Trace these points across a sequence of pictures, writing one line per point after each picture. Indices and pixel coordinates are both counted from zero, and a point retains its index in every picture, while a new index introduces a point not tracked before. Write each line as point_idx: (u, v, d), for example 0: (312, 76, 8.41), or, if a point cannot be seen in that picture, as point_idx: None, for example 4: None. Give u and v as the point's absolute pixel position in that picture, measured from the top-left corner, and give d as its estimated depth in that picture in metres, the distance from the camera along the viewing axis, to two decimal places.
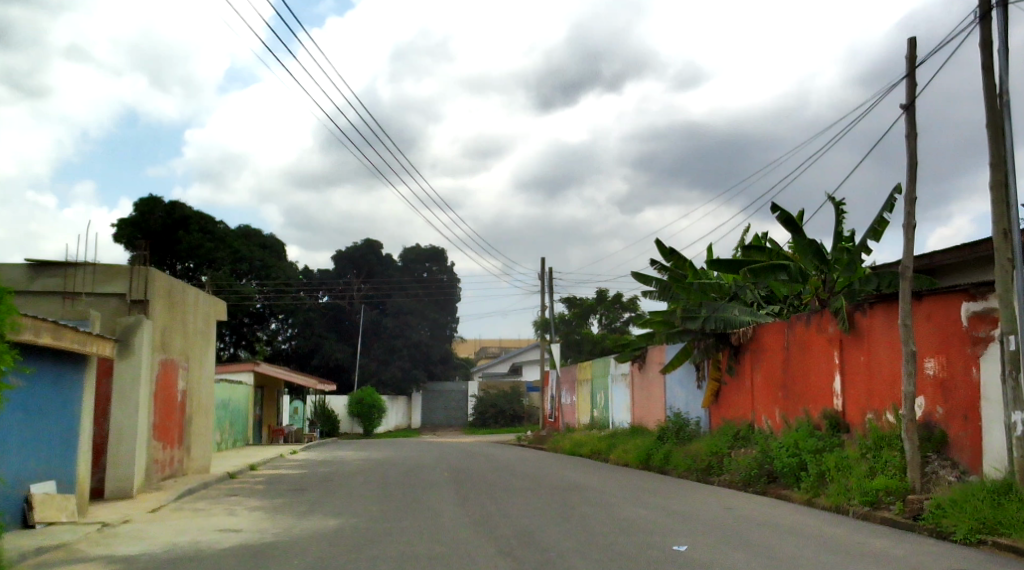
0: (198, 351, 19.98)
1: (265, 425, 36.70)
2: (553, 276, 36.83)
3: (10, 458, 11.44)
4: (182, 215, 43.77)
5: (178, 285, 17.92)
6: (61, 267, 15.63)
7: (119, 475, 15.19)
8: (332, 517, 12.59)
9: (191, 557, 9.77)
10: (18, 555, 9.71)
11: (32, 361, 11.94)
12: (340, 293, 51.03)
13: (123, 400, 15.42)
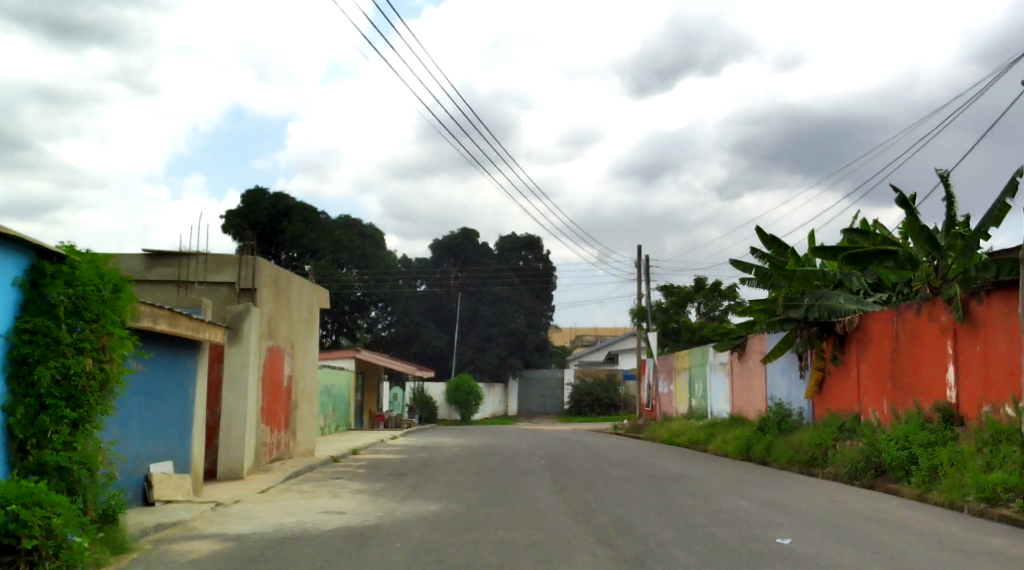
0: (302, 339, 20.55)
1: (366, 411, 37.55)
2: (650, 263, 36.52)
3: (132, 439, 12.00)
4: (285, 207, 45.02)
5: (284, 274, 18.49)
6: (176, 256, 16.28)
7: (230, 457, 15.78)
8: (433, 501, 12.82)
9: (299, 538, 10.09)
10: (140, 531, 10.20)
11: (151, 347, 12.51)
12: (437, 282, 52.46)
13: (234, 385, 16.02)
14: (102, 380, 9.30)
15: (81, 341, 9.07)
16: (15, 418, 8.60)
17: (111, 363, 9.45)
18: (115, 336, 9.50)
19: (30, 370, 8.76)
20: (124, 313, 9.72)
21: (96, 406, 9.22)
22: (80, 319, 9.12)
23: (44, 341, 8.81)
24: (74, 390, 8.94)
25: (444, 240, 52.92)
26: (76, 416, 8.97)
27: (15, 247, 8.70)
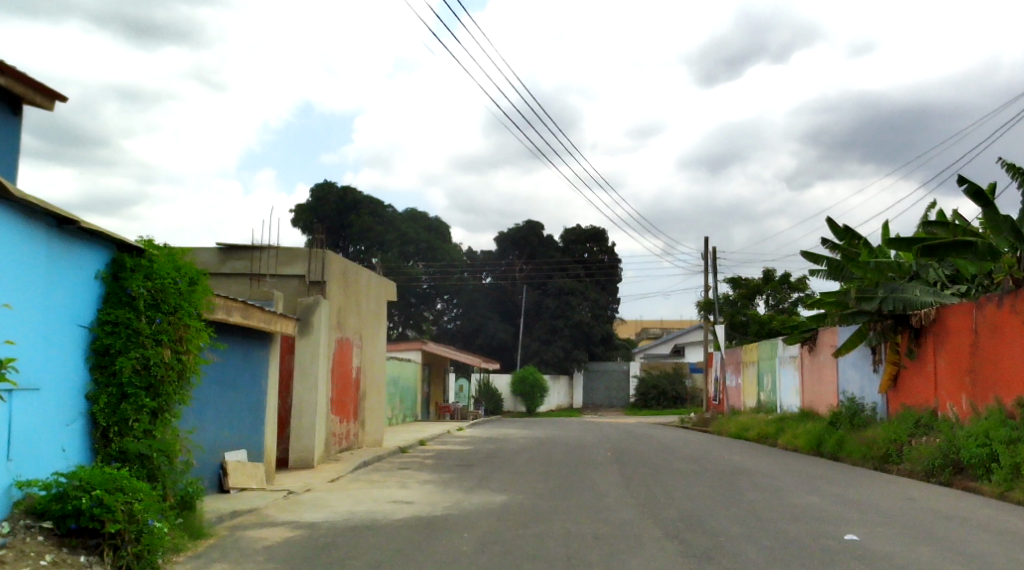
0: (370, 330, 20.80)
1: (433, 402, 37.90)
2: (717, 254, 36.06)
3: (208, 427, 12.32)
4: (353, 200, 45.95)
5: (352, 267, 18.77)
6: (248, 250, 16.56)
7: (301, 446, 16.08)
8: (500, 492, 12.88)
9: (368, 527, 10.23)
10: (216, 517, 10.47)
11: (225, 338, 12.80)
12: (502, 274, 51.86)
13: (304, 375, 16.34)
14: (179, 370, 9.55)
15: (160, 332, 9.31)
16: (98, 406, 8.91)
17: (187, 354, 9.70)
18: (191, 328, 9.74)
19: (112, 360, 9.04)
20: (200, 305, 9.97)
21: (173, 396, 9.47)
22: (158, 311, 9.36)
23: (125, 332, 9.08)
24: (154, 379, 9.19)
25: (509, 233, 52.31)
26: (156, 405, 9.23)
27: (96, 242, 9.00)
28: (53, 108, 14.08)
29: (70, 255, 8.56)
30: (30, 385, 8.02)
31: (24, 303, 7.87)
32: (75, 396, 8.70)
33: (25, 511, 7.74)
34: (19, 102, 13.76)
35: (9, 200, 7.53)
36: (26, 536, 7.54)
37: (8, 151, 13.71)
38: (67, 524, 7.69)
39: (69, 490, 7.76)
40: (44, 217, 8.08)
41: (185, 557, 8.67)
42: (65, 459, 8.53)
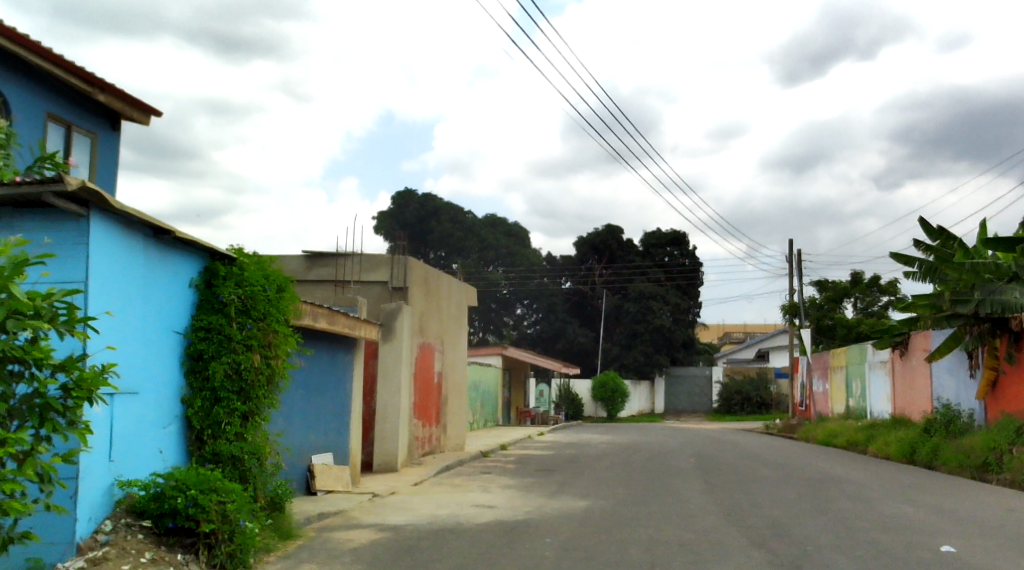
0: (451, 335, 21.02)
1: (513, 407, 37.99)
2: (802, 256, 35.32)
3: (297, 430, 12.62)
4: (433, 207, 47.89)
5: (434, 273, 18.98)
6: (333, 257, 16.83)
7: (385, 449, 16.32)
8: (582, 498, 12.84)
9: (452, 530, 10.33)
10: (304, 518, 10.70)
11: (312, 344, 13.06)
12: (582, 278, 50.95)
13: (387, 378, 16.54)
14: (269, 374, 9.79)
15: (250, 338, 9.53)
16: (193, 410, 9.24)
17: (276, 359, 9.93)
18: (279, 333, 9.97)
19: (205, 365, 9.33)
20: (287, 312, 10.21)
21: (263, 400, 9.70)
22: (249, 317, 9.59)
23: (217, 338, 9.35)
24: (245, 384, 9.42)
25: (589, 237, 50.87)
26: (246, 408, 9.48)
27: (190, 251, 9.32)
28: (149, 122, 14.68)
29: (166, 264, 8.88)
30: (131, 388, 8.34)
31: (125, 310, 8.19)
32: (171, 400, 9.02)
33: (126, 509, 8.03)
34: (118, 117, 14.35)
35: (109, 211, 7.85)
36: (127, 533, 7.83)
37: (109, 164, 14.29)
38: (165, 523, 7.97)
39: (165, 490, 8.04)
40: (141, 228, 8.40)
41: (274, 557, 8.89)
42: (163, 461, 8.85)
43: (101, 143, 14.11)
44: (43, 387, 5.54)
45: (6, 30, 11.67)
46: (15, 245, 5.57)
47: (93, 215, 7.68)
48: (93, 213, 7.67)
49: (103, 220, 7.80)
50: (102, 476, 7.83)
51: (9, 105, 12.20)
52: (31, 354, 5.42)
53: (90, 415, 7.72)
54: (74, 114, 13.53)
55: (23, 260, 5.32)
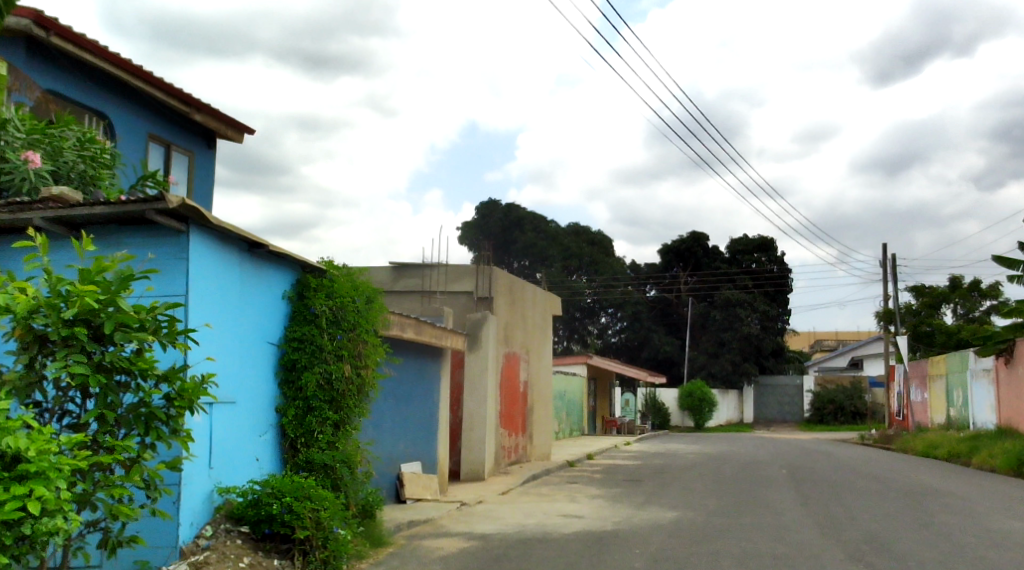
0: (537, 345, 21.08)
1: (599, 416, 37.80)
2: (896, 261, 34.24)
3: (386, 439, 12.83)
4: (517, 217, 48.78)
5: (518, 282, 19.05)
6: (420, 268, 17.11)
7: (472, 458, 16.46)
8: (672, 508, 12.70)
9: (540, 539, 10.33)
10: (394, 526, 10.84)
11: (401, 353, 13.24)
12: (667, 286, 50.28)
13: (473, 388, 16.59)
14: (360, 384, 9.96)
15: (340, 348, 9.74)
16: (287, 419, 9.49)
17: (366, 369, 10.09)
18: (369, 344, 10.15)
19: (299, 375, 9.57)
20: (376, 323, 10.37)
21: (354, 409, 9.87)
22: (339, 328, 9.80)
23: (309, 348, 9.56)
24: (336, 393, 9.62)
25: (673, 244, 50.32)
26: (338, 417, 9.66)
27: (282, 264, 9.57)
28: (243, 139, 15.15)
29: (261, 276, 9.15)
30: (229, 398, 8.60)
31: (222, 322, 8.45)
32: (266, 409, 9.28)
33: (226, 515, 8.29)
34: (214, 136, 14.86)
35: (207, 226, 8.12)
36: (226, 538, 8.09)
37: (206, 181, 14.78)
38: (262, 529, 8.20)
39: (262, 497, 8.25)
40: (237, 242, 8.67)
41: (367, 564, 9.01)
42: (259, 468, 9.10)
43: (199, 160, 14.62)
44: (148, 397, 5.75)
45: (109, 55, 12.24)
46: (120, 261, 5.80)
47: (192, 230, 7.96)
48: (192, 229, 7.95)
49: (201, 236, 8.07)
50: (203, 483, 8.09)
51: (111, 126, 12.76)
52: (137, 365, 5.63)
53: (191, 424, 7.99)
54: (174, 134, 14.07)
55: (129, 274, 5.58)
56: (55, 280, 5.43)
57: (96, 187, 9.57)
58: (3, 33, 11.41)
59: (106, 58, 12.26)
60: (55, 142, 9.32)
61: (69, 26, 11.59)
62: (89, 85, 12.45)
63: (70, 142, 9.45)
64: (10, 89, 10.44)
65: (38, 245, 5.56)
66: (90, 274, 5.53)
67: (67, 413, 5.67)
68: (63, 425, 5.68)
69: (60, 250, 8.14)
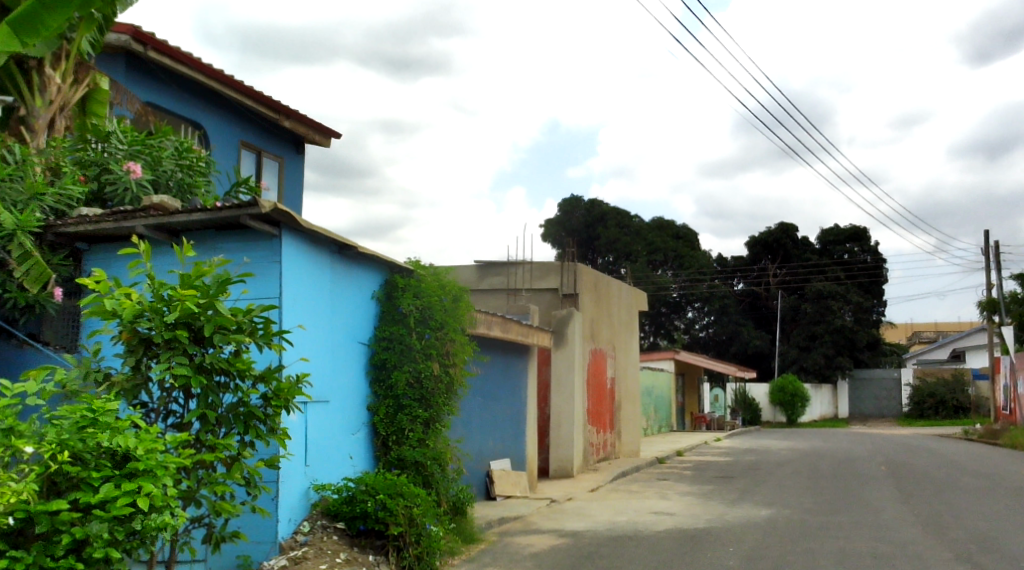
0: (623, 341, 20.97)
1: (688, 412, 37.45)
2: (1000, 248, 32.89)
3: (476, 437, 12.94)
4: (600, 212, 48.88)
5: (603, 279, 19.02)
6: (505, 266, 17.21)
7: (561, 455, 16.47)
8: (766, 506, 12.46)
9: (632, 537, 10.27)
10: (486, 523, 10.93)
11: (488, 351, 13.32)
12: (755, 279, 49.57)
13: (560, 384, 16.58)
14: (448, 382, 10.08)
15: (429, 347, 9.91)
16: (378, 417, 9.64)
17: (455, 367, 10.20)
18: (458, 342, 10.26)
19: (389, 374, 9.70)
20: (464, 321, 10.46)
21: (444, 406, 9.99)
22: (428, 327, 9.96)
23: (398, 346, 9.70)
24: (426, 391, 9.78)
25: (761, 236, 49.51)
26: (428, 415, 9.79)
27: (371, 265, 9.73)
28: (331, 144, 15.44)
29: (351, 277, 9.33)
30: (322, 397, 8.81)
31: (315, 323, 8.65)
32: (358, 407, 9.46)
33: (322, 512, 8.47)
34: (302, 141, 15.19)
35: (299, 229, 8.31)
36: (323, 534, 8.26)
37: (296, 187, 15.13)
38: (357, 525, 8.34)
39: (357, 494, 8.40)
40: (327, 244, 8.85)
41: (458, 560, 9.10)
42: (352, 465, 9.28)
43: (289, 166, 14.99)
44: (247, 396, 5.92)
45: (203, 67, 12.64)
46: (218, 266, 5.99)
47: (285, 234, 8.17)
48: (285, 232, 8.16)
49: (294, 239, 8.28)
50: (299, 480, 8.30)
51: (205, 135, 13.17)
52: (235, 366, 5.81)
53: (287, 423, 8.22)
54: (265, 141, 14.47)
55: (226, 278, 5.76)
56: (158, 285, 5.65)
57: (193, 195, 9.90)
58: (105, 49, 11.88)
59: (201, 70, 12.66)
60: (155, 152, 9.66)
61: (165, 41, 12.00)
62: (185, 96, 12.89)
63: (169, 152, 9.79)
64: (111, 102, 10.89)
65: (141, 251, 5.77)
66: (190, 279, 5.72)
67: (172, 413, 5.88)
68: (168, 425, 5.89)
69: (162, 256, 8.45)
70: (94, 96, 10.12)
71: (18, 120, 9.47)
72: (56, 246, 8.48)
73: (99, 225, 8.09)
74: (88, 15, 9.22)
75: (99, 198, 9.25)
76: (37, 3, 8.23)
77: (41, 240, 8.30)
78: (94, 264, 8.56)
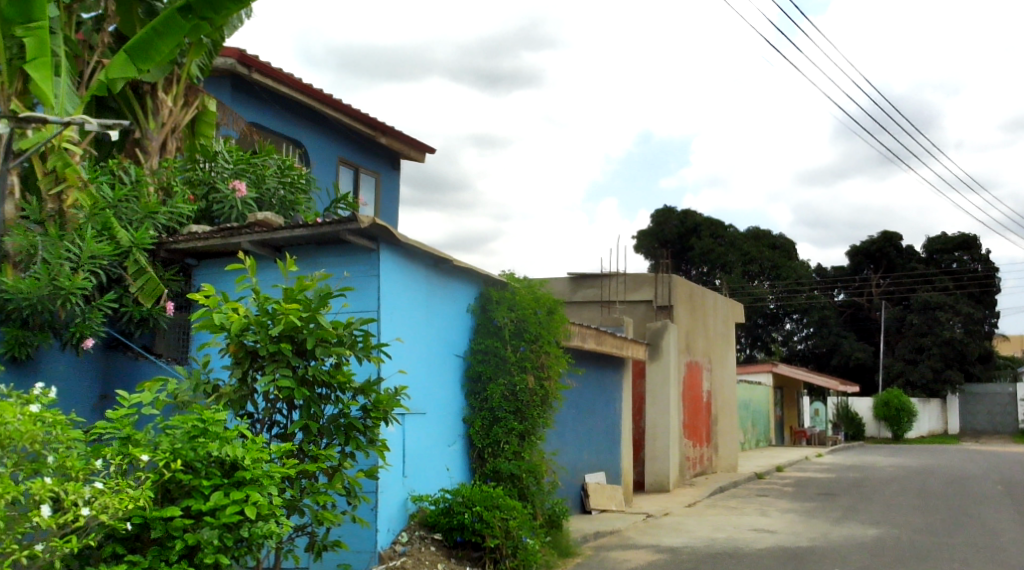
0: (720, 354, 20.63)
1: (787, 427, 36.82)
2: None
3: (572, 450, 12.92)
4: (694, 223, 48.29)
5: (699, 290, 18.78)
6: (598, 278, 17.26)
7: (656, 469, 16.25)
8: (873, 525, 12.04)
9: (732, 555, 10.07)
10: (582, 537, 10.89)
11: (583, 364, 13.29)
12: (857, 290, 48.18)
13: (655, 398, 16.40)
14: (544, 395, 10.03)
15: (524, 359, 9.91)
16: (474, 429, 9.72)
17: (550, 380, 10.17)
18: (553, 354, 10.23)
19: (484, 387, 9.79)
20: (559, 333, 10.45)
21: (539, 419, 9.97)
22: (523, 339, 9.99)
23: (494, 359, 9.77)
24: (521, 404, 9.78)
25: (863, 244, 48.18)
26: (523, 427, 9.79)
27: (467, 278, 9.82)
28: (425, 159, 15.66)
29: (447, 291, 9.45)
30: (419, 408, 8.94)
31: (412, 336, 8.78)
32: (454, 419, 9.56)
33: (419, 523, 8.57)
34: (398, 157, 15.46)
35: (396, 244, 8.46)
36: (421, 545, 8.36)
37: (392, 202, 15.38)
38: (454, 537, 8.42)
39: (454, 505, 8.47)
40: (423, 258, 8.96)
41: None
42: (449, 477, 9.38)
43: (385, 182, 15.26)
44: (347, 408, 6.05)
45: (304, 87, 13.01)
46: (319, 279, 6.13)
47: (382, 248, 8.32)
48: (382, 247, 8.31)
49: (391, 253, 8.43)
50: (398, 491, 8.42)
51: (306, 153, 13.55)
52: (336, 379, 5.96)
53: (385, 434, 8.35)
54: (362, 157, 14.79)
55: (328, 292, 5.89)
56: (263, 299, 5.83)
57: (295, 212, 10.17)
58: (212, 73, 12.36)
59: (302, 91, 13.03)
60: (259, 170, 9.92)
61: (268, 62, 12.40)
62: (285, 115, 13.29)
63: (272, 170, 10.06)
64: (218, 123, 11.29)
65: (247, 265, 5.94)
66: (293, 293, 5.88)
67: (276, 424, 6.05)
68: (272, 435, 6.06)
69: (266, 271, 8.72)
70: (202, 118, 10.51)
71: (132, 142, 9.90)
72: (169, 262, 8.84)
73: (208, 241, 8.39)
74: (198, 41, 9.68)
75: (207, 216, 9.61)
76: (151, 30, 8.66)
77: (154, 256, 8.66)
78: (204, 279, 8.94)
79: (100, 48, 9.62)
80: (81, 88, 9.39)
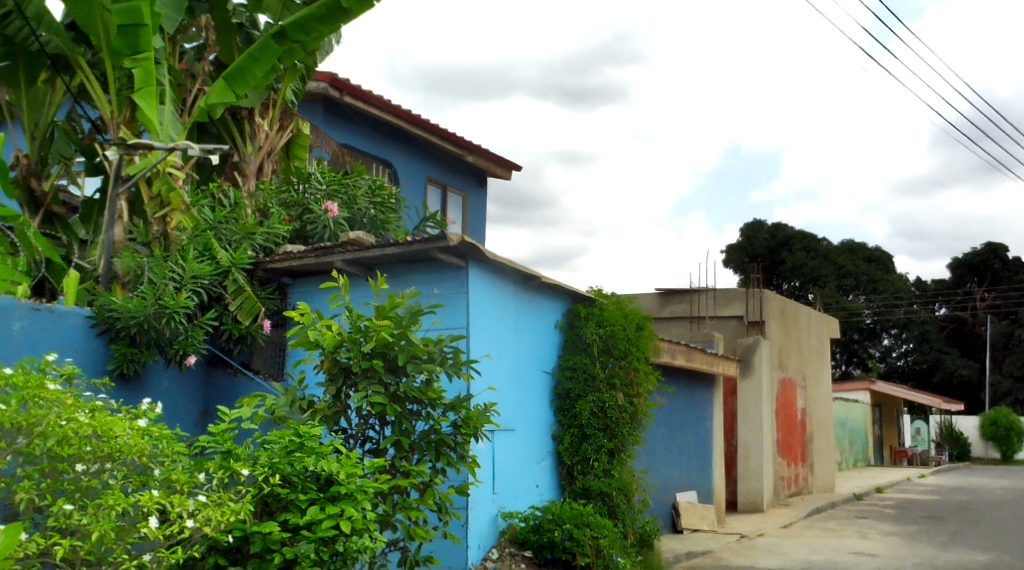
0: (815, 371, 20.13)
1: (886, 445, 35.77)
2: None
3: (659, 467, 13.09)
4: (784, 237, 47.15)
5: (792, 304, 18.41)
6: (687, 293, 16.94)
7: (749, 488, 15.89)
8: (983, 551, 11.55)
9: None
10: (674, 556, 10.72)
11: (672, 382, 13.17)
12: (960, 304, 46.50)
13: (747, 416, 16.08)
14: (633, 412, 9.93)
15: (612, 376, 9.78)
16: (564, 446, 9.71)
17: (639, 398, 10.03)
18: (642, 371, 10.05)
19: (573, 403, 9.77)
20: (649, 349, 10.27)
21: (629, 437, 9.88)
22: (611, 356, 9.86)
23: (582, 377, 9.75)
24: (611, 421, 9.67)
25: (965, 256, 46.41)
26: (613, 445, 9.70)
27: (555, 294, 9.85)
28: (512, 176, 15.77)
29: (535, 307, 9.48)
30: (509, 425, 8.96)
31: (501, 353, 8.83)
32: (543, 436, 9.58)
33: (510, 539, 8.59)
34: (484, 175, 15.61)
35: (485, 261, 8.54)
36: (511, 562, 8.38)
37: (479, 220, 15.55)
38: (545, 554, 8.39)
39: (544, 523, 8.45)
40: (511, 275, 9.01)
41: None
42: (539, 494, 9.38)
43: (471, 201, 15.43)
44: (438, 424, 6.11)
45: (394, 108, 13.27)
46: (410, 296, 6.23)
47: (471, 266, 8.41)
48: (471, 264, 8.40)
49: (479, 271, 8.51)
50: (488, 507, 8.45)
51: (395, 172, 13.81)
52: (427, 396, 6.03)
53: (475, 449, 8.41)
54: (449, 176, 14.98)
55: (418, 309, 5.98)
56: (356, 317, 5.95)
57: (385, 231, 10.34)
58: (305, 97, 12.70)
59: (391, 112, 13.29)
60: (350, 192, 10.15)
61: (359, 85, 12.68)
62: (376, 136, 13.57)
63: (364, 190, 10.24)
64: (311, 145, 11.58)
65: (340, 284, 6.07)
66: (384, 310, 5.98)
67: (368, 440, 6.15)
68: (365, 450, 6.15)
69: (358, 288, 8.90)
70: (296, 141, 10.81)
71: (232, 166, 10.29)
72: (265, 281, 9.09)
73: (302, 260, 8.61)
74: (293, 66, 9.97)
75: (301, 236, 9.87)
76: (247, 56, 8.94)
77: (252, 275, 8.93)
78: (299, 297, 9.18)
79: (201, 76, 9.98)
80: (183, 115, 9.80)
